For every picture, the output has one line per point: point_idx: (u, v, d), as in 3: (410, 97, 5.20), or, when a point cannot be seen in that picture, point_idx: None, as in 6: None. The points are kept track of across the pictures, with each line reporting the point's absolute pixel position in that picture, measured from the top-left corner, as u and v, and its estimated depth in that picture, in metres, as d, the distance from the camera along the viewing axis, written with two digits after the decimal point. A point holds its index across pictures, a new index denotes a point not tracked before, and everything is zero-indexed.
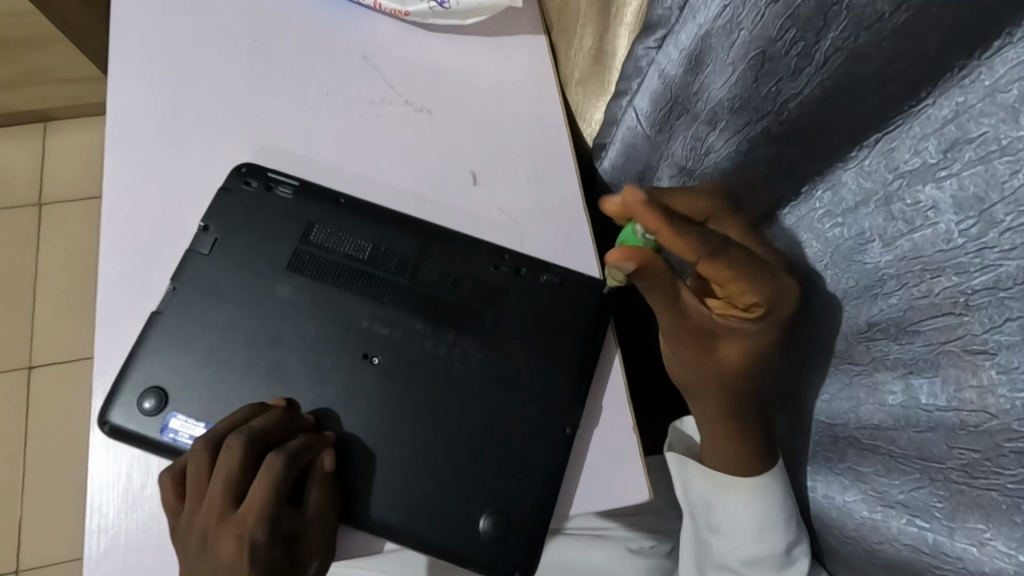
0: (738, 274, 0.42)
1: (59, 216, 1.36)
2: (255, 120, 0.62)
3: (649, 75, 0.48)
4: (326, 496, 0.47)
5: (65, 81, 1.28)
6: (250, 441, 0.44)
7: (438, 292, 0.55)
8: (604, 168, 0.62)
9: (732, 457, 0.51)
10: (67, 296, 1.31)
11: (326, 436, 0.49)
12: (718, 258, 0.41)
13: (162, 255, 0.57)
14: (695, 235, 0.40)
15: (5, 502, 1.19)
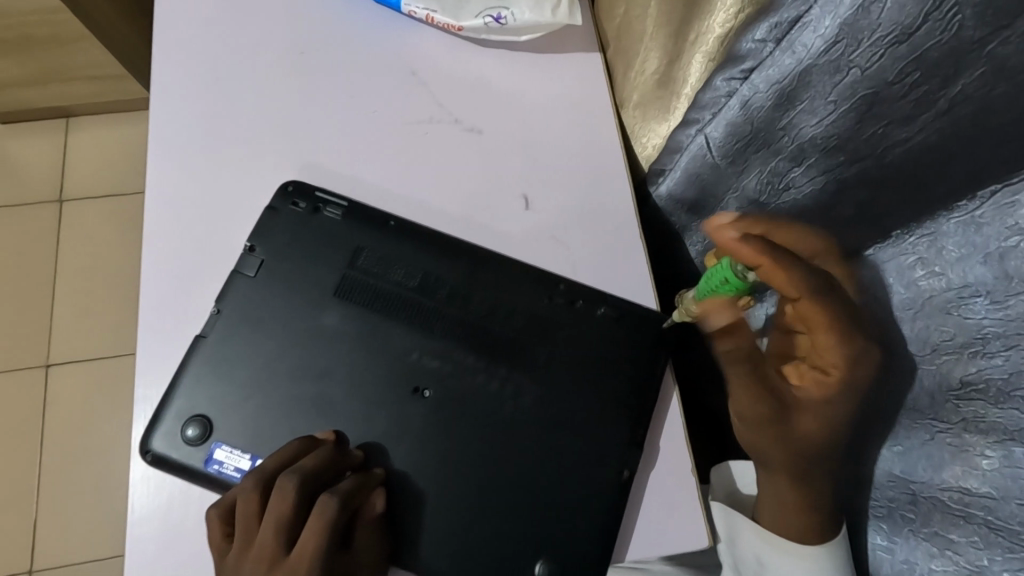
0: (835, 323, 0.43)
1: (81, 214, 1.35)
2: (302, 136, 0.60)
3: (727, 106, 0.45)
4: (374, 538, 0.45)
5: (91, 79, 1.27)
6: (303, 479, 0.43)
7: (492, 325, 0.52)
8: (659, 193, 0.59)
9: (797, 526, 0.48)
10: (88, 296, 1.30)
11: (376, 471, 0.47)
12: (819, 300, 0.44)
13: (209, 277, 0.55)
14: (803, 273, 0.43)
15: (20, 500, 1.19)
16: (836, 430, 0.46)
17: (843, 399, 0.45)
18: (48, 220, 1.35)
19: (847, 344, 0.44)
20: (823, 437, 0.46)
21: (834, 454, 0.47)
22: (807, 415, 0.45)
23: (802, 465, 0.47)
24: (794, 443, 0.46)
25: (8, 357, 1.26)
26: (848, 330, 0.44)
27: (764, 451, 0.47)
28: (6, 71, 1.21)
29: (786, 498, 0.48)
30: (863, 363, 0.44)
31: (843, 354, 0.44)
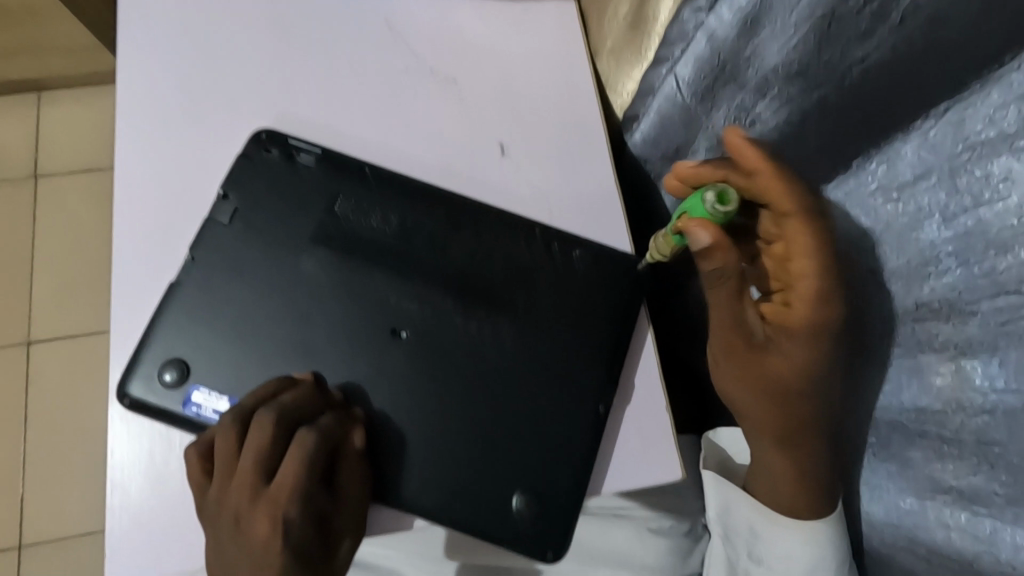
0: (815, 249, 0.44)
1: (56, 189, 1.33)
2: (274, 86, 0.59)
3: (694, 40, 0.47)
4: (358, 475, 0.46)
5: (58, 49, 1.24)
6: (281, 416, 0.44)
7: (468, 268, 0.53)
8: (633, 140, 0.62)
9: (790, 496, 0.52)
10: (66, 272, 1.29)
11: (354, 411, 0.48)
12: (807, 219, 0.44)
13: (181, 226, 0.54)
14: (795, 183, 0.44)
15: (6, 476, 1.18)
16: (815, 384, 0.47)
17: (817, 350, 0.46)
18: (21, 196, 1.32)
19: (822, 282, 0.45)
20: (800, 392, 0.47)
21: (817, 412, 0.49)
22: (782, 367, 0.47)
23: (784, 421, 0.49)
24: (771, 393, 0.48)
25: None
26: (824, 263, 0.44)
27: (747, 413, 0.51)
28: None
29: (776, 467, 0.52)
30: (830, 310, 0.45)
31: (813, 292, 0.45)
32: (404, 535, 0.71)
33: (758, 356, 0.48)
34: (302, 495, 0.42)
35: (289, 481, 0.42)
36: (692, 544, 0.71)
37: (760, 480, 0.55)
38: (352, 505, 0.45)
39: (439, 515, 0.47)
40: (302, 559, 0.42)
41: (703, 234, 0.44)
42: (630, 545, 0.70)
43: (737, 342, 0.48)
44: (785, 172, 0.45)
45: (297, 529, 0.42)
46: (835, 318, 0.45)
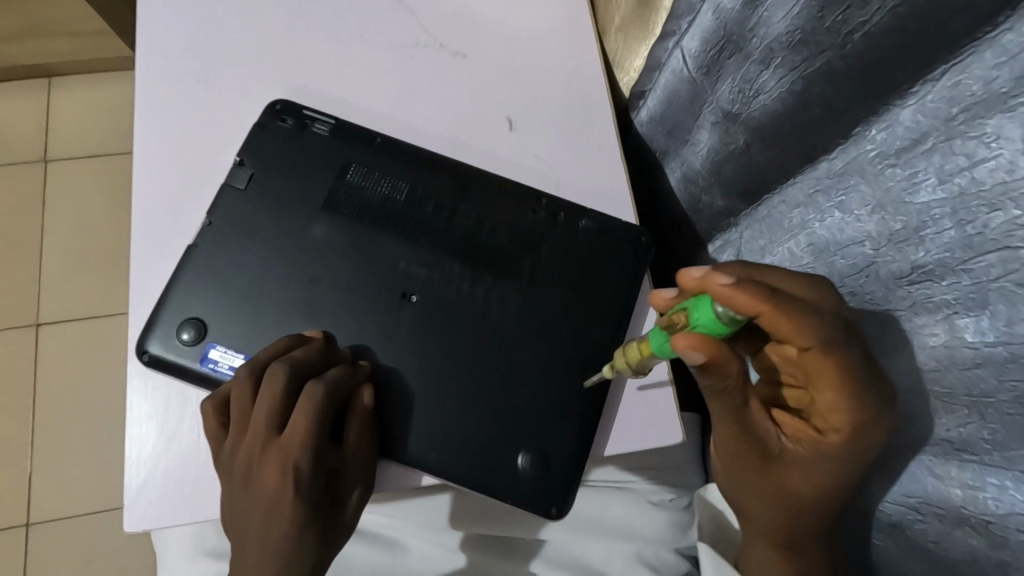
0: (844, 377, 0.43)
1: (65, 173, 1.35)
2: (286, 60, 0.61)
3: (700, 13, 0.48)
4: (368, 429, 0.47)
5: (67, 34, 1.26)
6: (292, 372, 0.45)
7: (476, 236, 0.54)
8: (640, 118, 0.64)
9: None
10: (75, 255, 1.30)
11: (363, 365, 0.49)
12: (834, 349, 0.42)
13: (198, 193, 0.56)
14: (814, 321, 0.41)
15: (14, 456, 1.20)
16: (833, 498, 0.46)
17: (841, 474, 0.45)
18: (32, 180, 1.34)
19: (858, 412, 0.43)
20: (814, 504, 0.47)
21: (823, 518, 0.48)
22: (793, 483, 0.46)
23: (786, 522, 0.48)
24: (781, 506, 0.47)
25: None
26: (855, 395, 0.43)
27: (753, 512, 0.49)
28: None
29: (771, 564, 0.50)
30: (865, 435, 0.44)
31: (846, 418, 0.43)
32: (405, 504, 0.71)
33: (767, 462, 0.46)
34: (314, 446, 0.44)
35: (301, 432, 0.44)
36: (691, 516, 0.72)
37: (745, 565, 0.53)
38: (361, 457, 0.47)
39: (444, 471, 0.49)
40: (313, 506, 0.44)
41: (695, 353, 0.40)
42: (631, 516, 0.71)
43: (749, 466, 0.47)
44: (802, 307, 0.41)
45: (309, 478, 0.44)
46: (869, 446, 0.44)
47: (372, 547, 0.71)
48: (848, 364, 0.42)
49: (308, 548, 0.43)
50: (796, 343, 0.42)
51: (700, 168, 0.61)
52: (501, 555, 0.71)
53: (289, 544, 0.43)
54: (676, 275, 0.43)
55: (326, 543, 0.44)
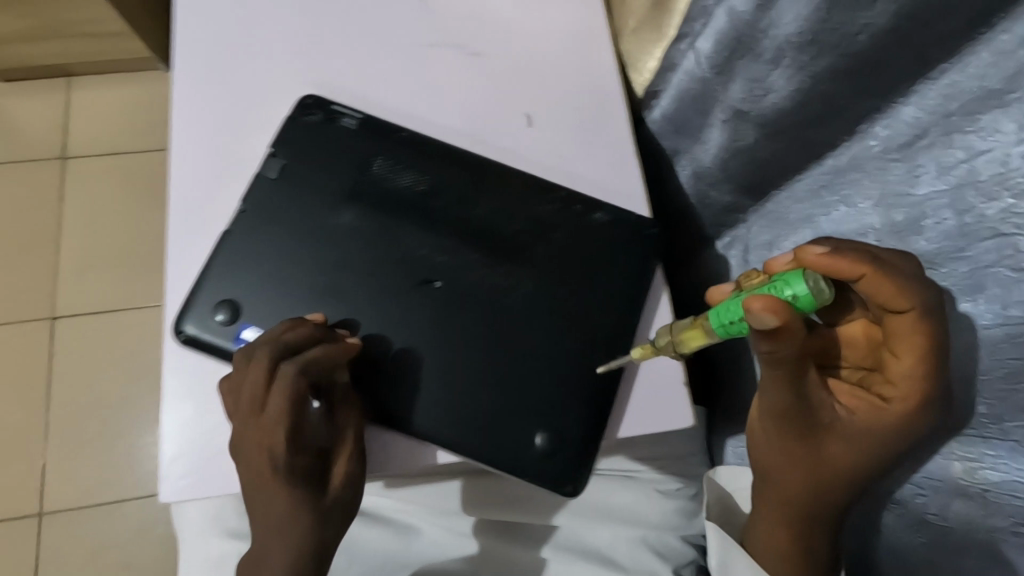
0: (922, 351, 0.41)
1: (83, 170, 1.38)
2: (310, 56, 0.63)
3: (715, 14, 0.50)
4: (349, 425, 0.50)
5: (88, 36, 1.29)
6: (274, 357, 0.46)
7: (495, 225, 0.57)
8: (653, 117, 0.67)
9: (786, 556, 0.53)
10: (93, 250, 1.33)
11: (347, 342, 0.50)
12: (931, 317, 0.40)
13: (230, 182, 0.58)
14: (911, 282, 0.40)
15: (29, 446, 1.23)
16: (867, 475, 0.47)
17: (888, 447, 0.45)
18: (51, 176, 1.37)
19: (935, 386, 0.42)
20: (846, 476, 0.47)
21: (846, 497, 0.49)
22: (831, 448, 0.47)
23: (812, 494, 0.49)
24: (814, 473, 0.48)
25: (16, 307, 1.30)
26: (933, 369, 0.41)
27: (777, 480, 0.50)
28: (6, 25, 1.23)
29: (783, 537, 0.52)
30: (930, 410, 0.43)
31: (910, 387, 0.42)
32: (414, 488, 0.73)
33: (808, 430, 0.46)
34: (291, 444, 0.47)
35: (278, 427, 0.46)
36: (695, 507, 0.75)
37: (751, 537, 0.55)
38: (343, 453, 0.49)
39: (463, 447, 0.51)
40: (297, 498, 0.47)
41: (770, 315, 0.37)
42: (639, 503, 0.73)
43: (791, 431, 0.47)
44: (898, 269, 0.40)
45: (289, 473, 0.47)
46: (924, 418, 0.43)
47: (383, 531, 0.73)
48: (937, 336, 0.41)
49: (299, 534, 0.47)
50: (890, 306, 0.41)
51: (710, 165, 0.64)
52: (511, 540, 0.73)
53: (282, 530, 0.46)
54: (709, 291, 0.49)
55: (318, 531, 0.47)
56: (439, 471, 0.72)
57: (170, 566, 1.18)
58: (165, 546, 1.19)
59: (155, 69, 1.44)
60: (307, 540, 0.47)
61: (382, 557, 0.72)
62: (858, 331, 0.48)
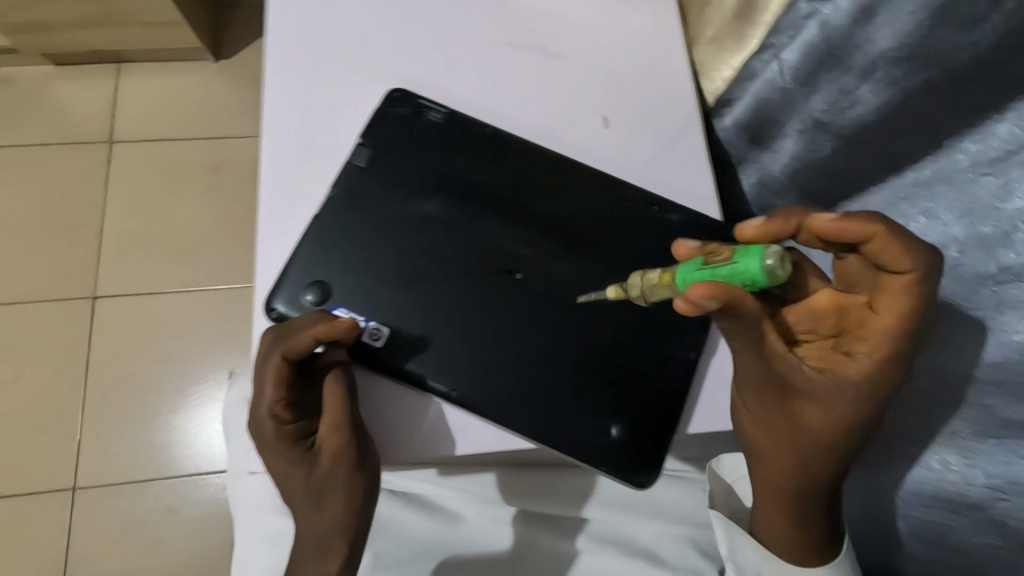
0: (903, 312, 0.42)
1: (131, 155, 1.41)
2: (397, 53, 0.65)
3: (806, 27, 0.52)
4: (334, 412, 0.48)
5: (146, 25, 1.33)
6: (272, 338, 0.48)
7: (576, 221, 0.59)
8: (723, 124, 0.69)
9: (788, 537, 0.54)
10: (135, 232, 1.36)
11: (344, 328, 0.48)
12: (921, 283, 0.41)
13: (321, 169, 0.61)
14: (914, 244, 0.41)
15: (66, 420, 1.25)
16: (846, 438, 0.47)
17: (861, 407, 0.45)
18: (98, 159, 1.40)
19: (891, 342, 0.43)
20: (824, 439, 0.47)
21: (829, 466, 0.49)
22: (808, 414, 0.47)
23: (795, 463, 0.50)
24: (791, 436, 0.49)
25: (58, 284, 1.32)
26: (908, 328, 0.43)
27: (760, 445, 0.51)
28: (70, 10, 1.26)
29: (777, 516, 0.53)
30: (893, 368, 0.44)
31: (886, 347, 0.43)
32: (463, 479, 0.74)
33: (789, 394, 0.47)
34: (281, 426, 0.49)
35: (259, 413, 0.49)
36: None
37: (757, 524, 0.56)
38: (328, 432, 0.48)
39: (545, 433, 0.53)
40: (301, 475, 0.49)
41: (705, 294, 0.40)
42: (682, 501, 0.75)
43: (771, 395, 0.48)
44: (900, 230, 0.41)
45: (284, 454, 0.49)
46: (890, 376, 0.44)
47: (428, 518, 0.74)
48: (912, 297, 0.42)
49: (309, 507, 0.49)
50: (885, 266, 0.42)
51: (778, 174, 0.65)
52: (558, 534, 0.74)
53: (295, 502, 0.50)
54: (676, 243, 0.47)
55: (323, 503, 0.49)
56: (483, 461, 0.73)
57: (195, 547, 1.20)
58: (191, 526, 1.21)
59: (204, 60, 1.47)
60: (316, 513, 0.49)
61: (428, 543, 0.73)
62: (826, 301, 0.47)
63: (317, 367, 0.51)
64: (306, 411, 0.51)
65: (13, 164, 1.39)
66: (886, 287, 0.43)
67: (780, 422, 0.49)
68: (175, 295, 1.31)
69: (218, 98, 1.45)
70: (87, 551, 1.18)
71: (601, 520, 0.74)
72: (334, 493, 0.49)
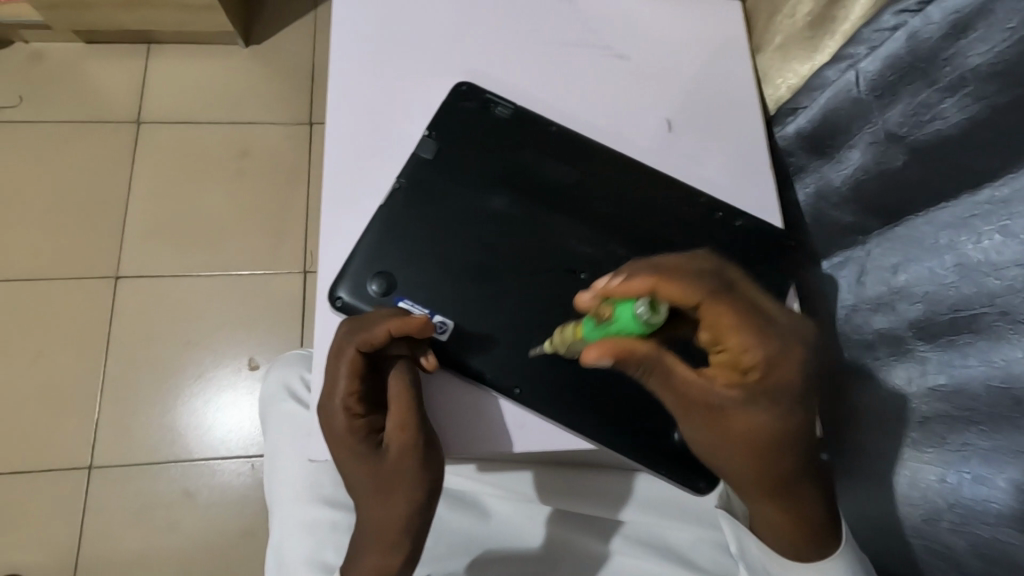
0: (743, 319, 0.45)
1: (157, 136, 1.38)
2: (464, 46, 0.65)
3: (891, 38, 0.54)
4: (401, 407, 0.50)
5: (180, 6, 1.31)
6: (346, 332, 0.51)
7: (640, 222, 0.58)
8: (785, 132, 0.68)
9: (790, 542, 0.53)
10: (159, 214, 1.34)
11: (415, 326, 0.50)
12: (723, 297, 0.45)
13: (386, 159, 0.61)
14: (688, 280, 0.45)
15: (84, 399, 1.23)
16: (791, 437, 0.47)
17: (791, 407, 0.47)
18: (124, 139, 1.38)
19: (764, 344, 0.45)
20: (774, 441, 0.47)
21: (800, 466, 0.49)
22: (746, 432, 0.47)
23: (767, 473, 0.49)
24: (752, 448, 0.48)
25: (80, 262, 1.30)
26: (758, 330, 0.45)
27: (730, 467, 0.49)
28: None
29: (776, 516, 0.52)
30: (785, 365, 0.46)
31: (761, 353, 0.45)
32: (502, 475, 0.73)
33: (726, 415, 0.47)
34: (351, 420, 0.51)
35: (332, 406, 0.51)
36: None
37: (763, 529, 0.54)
38: (396, 430, 0.50)
39: (606, 425, 0.54)
40: (368, 469, 0.51)
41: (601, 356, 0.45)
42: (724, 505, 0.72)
43: (707, 420, 0.48)
44: (674, 274, 0.45)
45: (353, 447, 0.51)
46: (787, 372, 0.46)
47: (462, 514, 0.72)
48: (737, 313, 0.45)
49: (375, 499, 0.51)
50: (686, 304, 0.45)
51: (838, 186, 0.64)
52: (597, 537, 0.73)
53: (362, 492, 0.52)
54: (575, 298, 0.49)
55: (389, 497, 0.51)
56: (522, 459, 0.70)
57: (211, 534, 1.18)
58: (207, 513, 1.19)
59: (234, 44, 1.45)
60: (382, 505, 0.51)
61: (465, 539, 0.71)
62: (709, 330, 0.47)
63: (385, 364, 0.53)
64: (374, 406, 0.53)
65: (37, 140, 1.37)
66: (709, 322, 0.46)
67: (734, 443, 0.48)
68: (203, 278, 1.30)
69: (247, 82, 1.43)
70: (101, 534, 1.16)
71: (636, 522, 0.72)
72: (400, 489, 0.51)
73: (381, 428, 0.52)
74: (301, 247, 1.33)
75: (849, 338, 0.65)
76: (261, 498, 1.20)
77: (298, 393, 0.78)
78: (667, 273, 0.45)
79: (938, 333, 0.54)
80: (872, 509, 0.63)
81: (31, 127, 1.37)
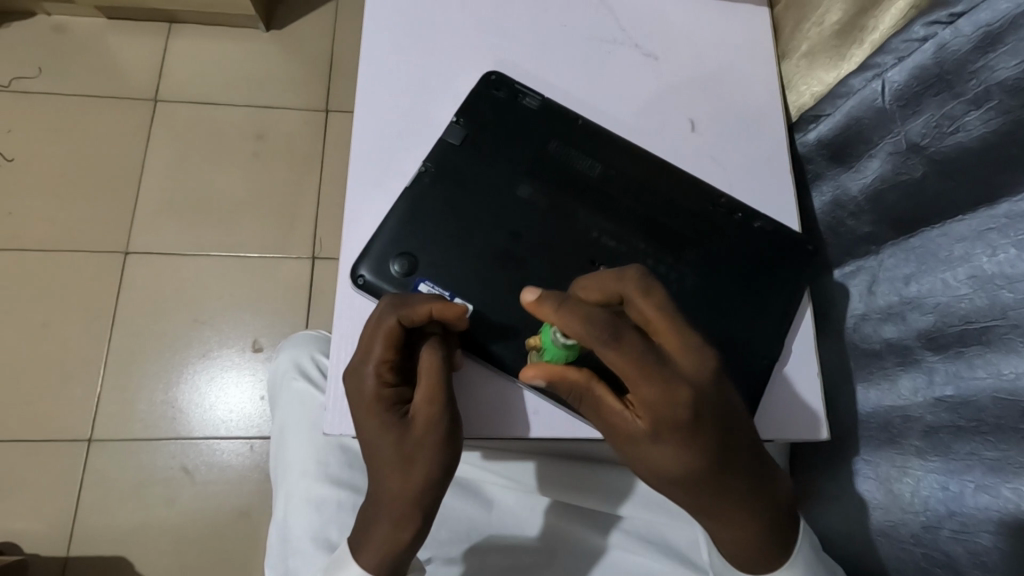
0: (630, 363, 0.45)
1: (173, 115, 1.39)
2: (496, 36, 0.66)
3: (919, 49, 0.55)
4: (430, 382, 0.50)
5: None
6: (389, 304, 0.52)
7: (662, 218, 0.59)
8: (806, 138, 0.70)
9: (759, 561, 0.53)
10: (172, 193, 1.34)
11: (456, 310, 0.51)
12: (605, 340, 0.45)
13: (411, 143, 0.61)
14: (584, 318, 0.45)
15: (88, 372, 1.23)
16: (702, 474, 0.48)
17: (697, 443, 0.46)
18: (140, 116, 1.38)
19: (648, 386, 0.45)
20: (685, 476, 0.48)
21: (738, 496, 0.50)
22: (660, 462, 0.48)
23: (699, 498, 0.50)
24: (664, 476, 0.49)
25: (91, 236, 1.31)
26: (643, 374, 0.45)
27: (654, 487, 0.51)
28: None
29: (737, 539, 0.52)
30: (673, 410, 0.46)
31: (644, 395, 0.45)
32: (506, 464, 0.72)
33: (639, 444, 0.48)
34: (381, 387, 0.51)
35: (365, 370, 0.51)
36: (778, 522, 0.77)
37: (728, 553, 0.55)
38: (424, 402, 0.50)
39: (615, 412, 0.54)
40: (389, 441, 0.51)
41: (535, 374, 0.48)
42: None
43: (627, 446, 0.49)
44: (572, 309, 0.46)
45: (378, 414, 0.51)
46: (673, 415, 0.46)
47: (463, 502, 0.72)
48: (620, 359, 0.45)
49: (392, 471, 0.51)
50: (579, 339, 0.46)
51: (855, 194, 0.65)
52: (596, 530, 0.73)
53: (379, 463, 0.52)
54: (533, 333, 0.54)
55: (407, 471, 0.51)
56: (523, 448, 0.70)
57: (206, 513, 1.18)
58: (204, 492, 1.19)
59: (255, 28, 1.46)
60: (400, 478, 0.51)
61: (467, 527, 0.72)
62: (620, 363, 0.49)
63: (417, 341, 0.54)
64: (402, 378, 0.53)
65: (53, 114, 1.37)
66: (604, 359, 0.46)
67: (649, 470, 0.49)
68: (213, 258, 1.31)
69: (265, 67, 1.44)
70: (96, 506, 1.17)
71: (635, 517, 0.71)
72: (418, 463, 0.51)
73: (407, 401, 0.52)
74: (311, 233, 1.34)
75: (856, 347, 0.65)
76: (259, 478, 1.20)
77: (308, 372, 0.79)
78: (567, 307, 0.46)
79: (947, 344, 0.55)
80: (871, 516, 0.64)
81: (50, 100, 1.38)
